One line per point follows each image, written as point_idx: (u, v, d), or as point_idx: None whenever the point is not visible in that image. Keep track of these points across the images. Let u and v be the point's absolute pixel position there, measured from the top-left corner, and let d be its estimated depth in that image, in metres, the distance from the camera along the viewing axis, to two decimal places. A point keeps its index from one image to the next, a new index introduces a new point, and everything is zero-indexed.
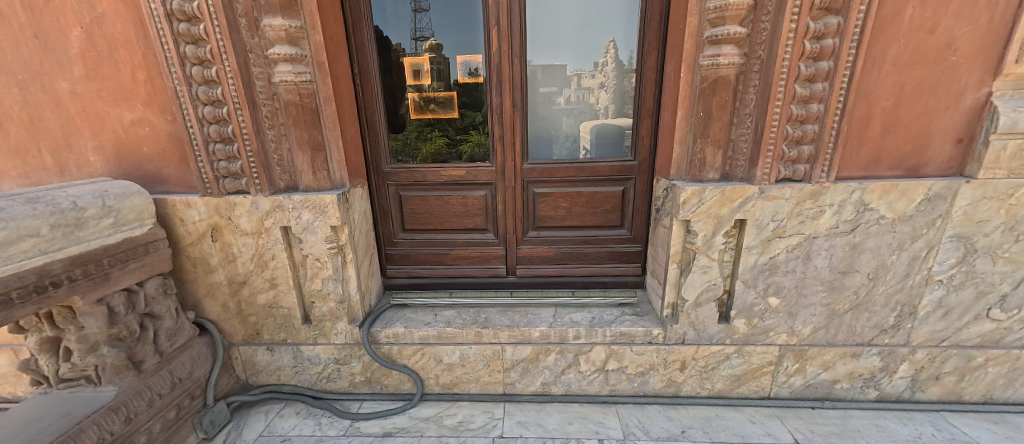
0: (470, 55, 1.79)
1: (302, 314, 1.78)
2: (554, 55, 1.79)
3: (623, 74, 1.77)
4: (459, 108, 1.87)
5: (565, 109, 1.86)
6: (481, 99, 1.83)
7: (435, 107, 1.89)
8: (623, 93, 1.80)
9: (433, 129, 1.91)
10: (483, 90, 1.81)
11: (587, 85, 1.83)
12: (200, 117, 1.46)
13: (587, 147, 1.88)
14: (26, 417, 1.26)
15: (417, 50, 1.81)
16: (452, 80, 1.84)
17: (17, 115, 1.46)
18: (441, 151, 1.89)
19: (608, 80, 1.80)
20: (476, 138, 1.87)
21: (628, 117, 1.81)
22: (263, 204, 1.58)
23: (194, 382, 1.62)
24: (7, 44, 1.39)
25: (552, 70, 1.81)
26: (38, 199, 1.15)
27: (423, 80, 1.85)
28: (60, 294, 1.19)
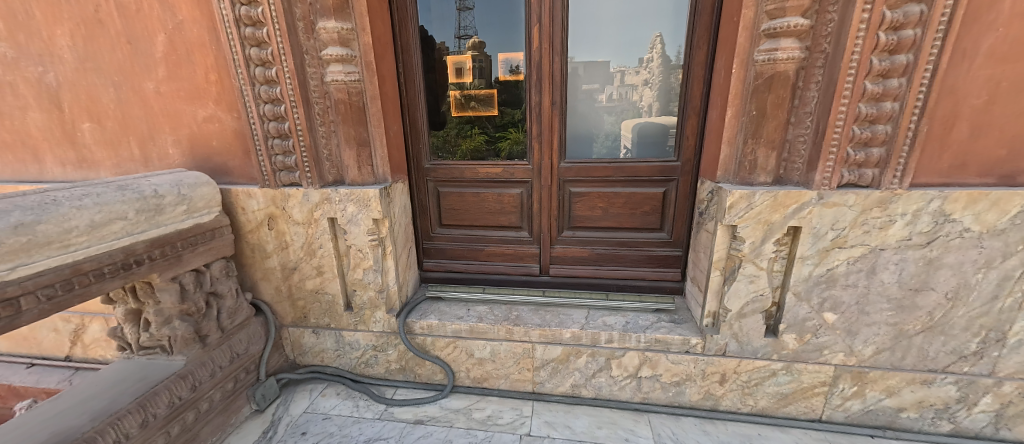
0: (511, 53, 1.79)
1: (345, 301, 1.88)
2: (598, 51, 1.75)
3: (669, 70, 1.71)
4: (499, 105, 1.89)
5: (606, 106, 1.81)
6: (521, 96, 1.83)
7: (475, 104, 1.92)
8: (668, 90, 1.73)
9: (473, 127, 1.94)
10: (524, 88, 1.81)
11: (631, 81, 1.77)
12: (261, 114, 1.58)
13: (628, 147, 1.82)
14: (112, 378, 1.44)
15: (459, 49, 1.84)
16: (493, 78, 1.86)
17: (113, 113, 1.65)
18: (479, 148, 1.92)
19: (653, 77, 1.74)
20: (515, 135, 1.88)
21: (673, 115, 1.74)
22: (313, 196, 1.68)
23: (249, 358, 1.77)
24: (105, 49, 1.58)
25: (596, 66, 1.76)
26: (127, 186, 1.29)
27: (465, 78, 1.88)
28: (142, 271, 1.34)
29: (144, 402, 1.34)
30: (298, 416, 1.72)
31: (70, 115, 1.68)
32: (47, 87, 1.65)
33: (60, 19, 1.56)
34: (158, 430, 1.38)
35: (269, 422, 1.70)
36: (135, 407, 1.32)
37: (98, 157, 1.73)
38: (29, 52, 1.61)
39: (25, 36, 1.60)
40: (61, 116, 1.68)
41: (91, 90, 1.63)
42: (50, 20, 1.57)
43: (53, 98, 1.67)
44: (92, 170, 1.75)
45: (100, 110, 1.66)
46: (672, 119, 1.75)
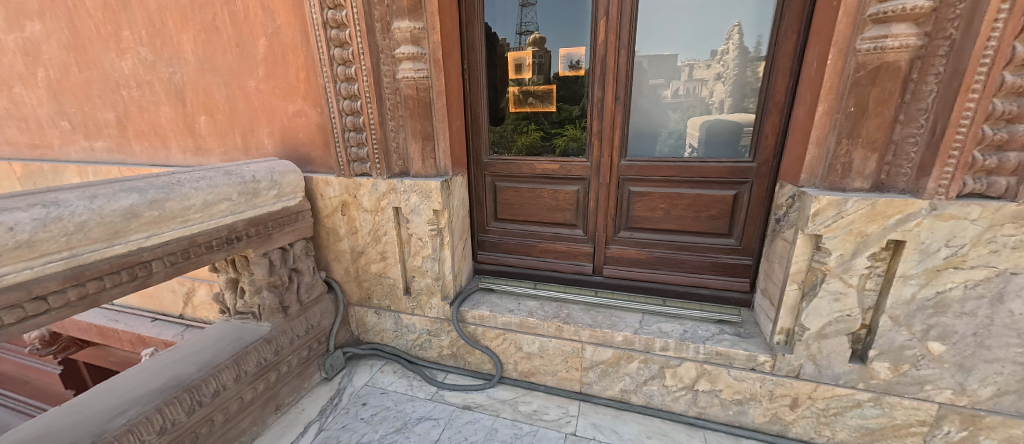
0: (573, 48, 1.76)
1: (404, 286, 1.99)
2: (666, 44, 1.64)
3: (746, 63, 1.57)
4: (557, 101, 1.85)
5: (672, 103, 1.70)
6: (582, 92, 1.78)
7: (533, 100, 1.90)
8: (743, 84, 1.59)
9: (529, 123, 1.93)
10: (584, 83, 1.77)
11: (701, 76, 1.65)
12: (341, 109, 1.72)
13: (695, 145, 1.70)
14: (215, 336, 1.68)
15: (520, 45, 1.83)
16: (552, 74, 1.83)
17: (223, 107, 1.91)
18: (535, 144, 1.92)
19: (727, 71, 1.60)
20: (572, 132, 1.84)
21: (747, 111, 1.61)
22: (381, 186, 1.80)
23: (320, 331, 1.95)
24: (219, 52, 1.82)
25: (661, 60, 1.66)
26: (232, 171, 1.49)
27: (525, 74, 1.87)
28: (241, 246, 1.54)
29: (239, 359, 1.55)
30: (360, 389, 1.87)
31: (191, 109, 1.96)
32: (175, 85, 1.94)
33: (186, 27, 1.83)
34: (248, 385, 1.58)
35: (335, 390, 1.87)
36: (231, 362, 1.52)
37: (210, 145, 2.00)
38: (163, 56, 1.91)
39: (161, 42, 1.89)
40: (184, 110, 1.98)
41: (208, 88, 1.90)
42: (179, 28, 1.84)
43: (179, 95, 1.96)
44: (205, 157, 2.04)
45: (213, 105, 1.92)
46: (747, 116, 1.61)
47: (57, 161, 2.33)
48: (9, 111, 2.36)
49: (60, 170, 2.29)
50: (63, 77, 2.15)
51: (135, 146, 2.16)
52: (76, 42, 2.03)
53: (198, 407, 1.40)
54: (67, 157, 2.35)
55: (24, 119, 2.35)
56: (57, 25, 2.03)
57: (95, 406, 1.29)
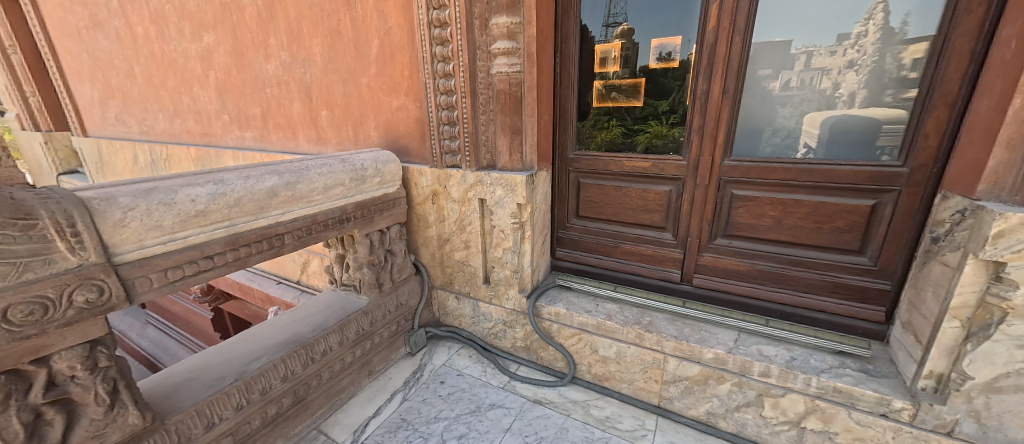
0: (666, 38, 1.62)
1: (484, 275, 2.07)
2: (781, 29, 1.42)
3: (889, 47, 1.29)
4: (643, 96, 1.74)
5: (781, 96, 1.48)
6: (671, 86, 1.66)
7: (616, 94, 1.79)
8: (880, 74, 1.32)
9: (609, 119, 1.84)
10: (674, 77, 1.64)
11: (820, 65, 1.41)
12: (437, 104, 1.82)
13: (811, 146, 1.46)
14: (324, 303, 1.93)
15: (606, 37, 1.74)
16: (639, 66, 1.71)
17: (340, 103, 2.16)
18: (616, 141, 1.83)
19: (861, 58, 1.34)
20: (656, 129, 1.73)
21: (884, 106, 1.33)
22: (469, 177, 1.88)
23: (407, 309, 2.12)
24: (340, 53, 2.05)
25: (771, 47, 1.45)
26: (346, 160, 1.68)
27: (609, 67, 1.77)
28: (349, 226, 1.73)
29: (343, 325, 1.76)
30: (439, 367, 1.99)
31: (316, 104, 2.25)
32: (305, 84, 2.25)
33: (316, 32, 2.09)
34: (348, 350, 1.79)
35: (418, 365, 2.02)
36: (337, 327, 1.73)
37: (328, 136, 2.28)
38: (297, 58, 2.22)
39: (296, 47, 2.20)
40: (311, 105, 2.28)
41: (329, 86, 2.16)
42: (310, 34, 2.11)
43: (307, 92, 2.26)
44: (324, 146, 2.33)
45: (333, 100, 2.18)
46: (882, 112, 1.34)
47: (219, 147, 2.86)
48: (190, 106, 2.96)
49: (221, 154, 2.81)
50: (226, 79, 2.63)
51: (273, 136, 2.55)
52: (236, 49, 2.46)
53: (311, 362, 1.63)
54: (226, 144, 2.87)
55: (200, 113, 2.92)
56: (224, 36, 2.48)
57: (238, 351, 1.57)
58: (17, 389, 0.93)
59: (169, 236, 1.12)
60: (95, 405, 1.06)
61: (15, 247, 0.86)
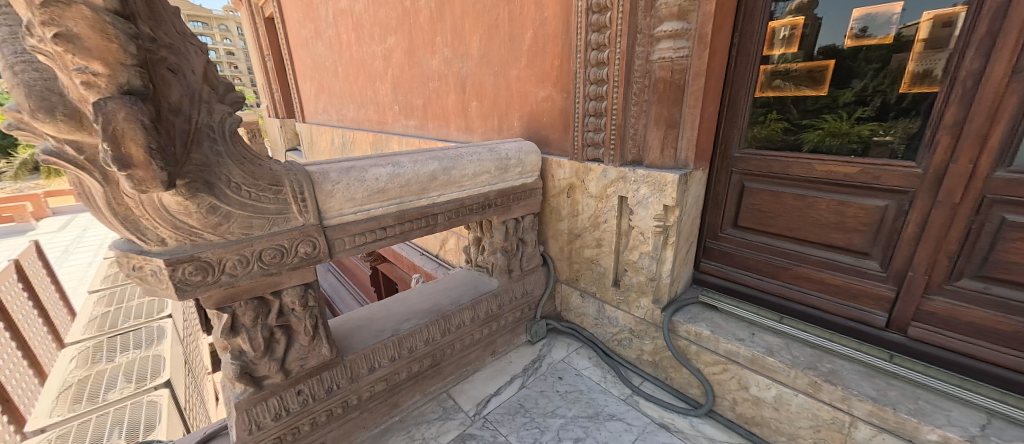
0: (867, 9, 1.27)
1: (613, 277, 1.95)
2: None
3: None
4: (818, 85, 1.42)
5: None
6: (863, 71, 1.31)
7: (780, 82, 1.51)
8: None
9: (766, 112, 1.56)
10: (871, 59, 1.29)
11: None
12: (585, 94, 1.75)
13: None
14: (460, 280, 2.11)
15: (775, 13, 1.46)
16: (819, 47, 1.39)
17: (490, 94, 2.28)
18: (774, 138, 1.56)
19: None
20: (832, 125, 1.41)
21: None
22: (611, 173, 1.77)
23: (532, 299, 2.15)
24: (494, 46, 2.15)
25: None
26: (494, 149, 1.75)
27: (774, 50, 1.49)
28: (490, 212, 1.82)
29: (475, 303, 1.88)
30: (557, 362, 1.98)
31: (468, 96, 2.43)
32: (461, 77, 2.44)
33: (476, 28, 2.23)
34: (478, 327, 1.91)
35: (536, 355, 2.04)
36: (470, 305, 1.86)
37: (476, 126, 2.44)
38: (457, 54, 2.41)
39: (457, 43, 2.39)
40: (464, 97, 2.47)
41: (482, 78, 2.29)
42: (471, 30, 2.27)
43: (462, 84, 2.45)
44: (471, 135, 2.51)
45: (483, 92, 2.32)
46: None
47: (388, 133, 3.36)
48: (372, 98, 3.55)
49: (389, 139, 3.30)
50: (400, 74, 3.05)
51: (430, 125, 2.86)
52: (410, 47, 2.81)
53: (447, 332, 1.79)
54: (394, 130, 3.36)
55: (378, 104, 3.48)
56: (402, 37, 2.87)
57: (392, 310, 1.82)
58: (262, 313, 1.24)
59: (356, 207, 1.34)
60: (303, 334, 1.34)
61: (270, 206, 1.15)
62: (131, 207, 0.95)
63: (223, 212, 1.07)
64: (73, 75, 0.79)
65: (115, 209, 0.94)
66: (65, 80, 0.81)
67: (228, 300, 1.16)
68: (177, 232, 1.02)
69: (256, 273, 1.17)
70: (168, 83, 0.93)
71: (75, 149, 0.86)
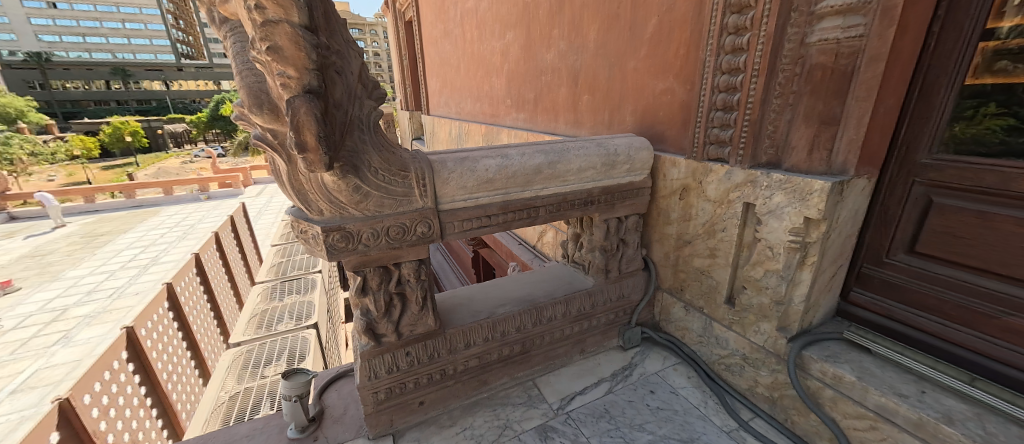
0: None
1: (727, 293, 1.74)
2: None
3: None
4: None
5: None
6: None
7: (1008, 64, 1.11)
8: None
9: (979, 105, 1.17)
10: None
11: None
12: (713, 86, 1.56)
13: None
14: (556, 274, 2.13)
15: None
16: None
17: (603, 87, 2.20)
18: (987, 141, 1.16)
19: None
20: None
21: None
22: (737, 175, 1.56)
23: (628, 304, 2.06)
24: (613, 36, 2.06)
25: None
26: (603, 144, 1.69)
27: (1006, 18, 1.09)
28: (592, 209, 1.78)
29: (568, 299, 1.88)
30: (650, 374, 1.85)
31: (580, 89, 2.39)
32: (574, 70, 2.41)
33: (595, 19, 2.17)
34: (569, 323, 1.90)
35: (627, 362, 1.95)
36: (563, 300, 1.86)
37: (585, 120, 2.39)
38: (573, 46, 2.38)
39: (574, 35, 2.36)
40: (575, 90, 2.44)
41: (596, 70, 2.23)
42: (589, 21, 2.21)
43: (574, 77, 2.42)
44: (579, 129, 2.47)
45: (596, 85, 2.25)
46: None
47: (499, 125, 3.52)
48: (487, 92, 3.76)
49: (499, 131, 3.46)
50: (515, 69, 3.16)
51: (540, 118, 2.90)
52: (527, 42, 2.88)
53: (538, 323, 1.82)
54: (504, 123, 3.50)
55: (492, 98, 3.66)
56: (520, 32, 2.95)
57: (489, 294, 1.93)
58: (385, 279, 1.43)
59: (467, 195, 1.44)
60: (415, 303, 1.51)
61: (399, 189, 1.32)
62: (303, 182, 1.18)
63: (364, 192, 1.26)
64: (275, 77, 1.00)
65: (293, 183, 1.17)
66: (269, 82, 1.05)
67: (361, 265, 1.36)
68: (331, 205, 1.24)
69: (384, 246, 1.35)
70: (334, 82, 1.12)
71: (271, 135, 1.11)
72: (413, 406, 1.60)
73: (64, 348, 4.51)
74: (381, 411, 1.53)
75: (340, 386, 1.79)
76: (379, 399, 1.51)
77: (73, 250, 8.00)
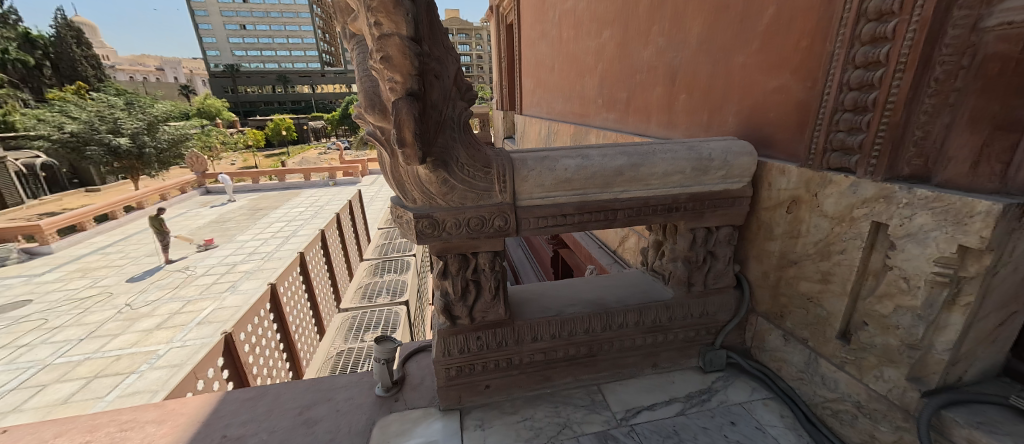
0: None
1: (841, 328, 1.47)
2: None
3: None
4: None
5: None
6: None
7: None
8: None
9: None
10: None
11: None
12: (843, 83, 1.28)
13: None
14: (633, 280, 2.07)
15: None
16: None
17: (704, 85, 2.00)
18: None
19: None
20: None
21: None
22: (866, 190, 1.27)
23: (713, 323, 1.89)
24: (719, 29, 1.85)
25: None
26: (694, 147, 1.57)
27: None
28: (676, 216, 1.67)
29: (643, 308, 1.80)
30: (732, 403, 1.67)
31: (678, 88, 2.22)
32: (673, 67, 2.24)
33: (700, 12, 1.98)
34: (642, 333, 1.82)
35: (706, 386, 1.79)
36: (637, 308, 1.80)
37: (680, 121, 2.22)
38: (673, 42, 2.22)
39: (675, 31, 2.19)
40: (672, 89, 2.27)
41: (697, 67, 2.03)
42: (694, 14, 2.03)
43: (672, 75, 2.26)
44: (672, 130, 2.30)
45: (696, 83, 2.06)
46: None
47: (588, 126, 3.47)
48: (579, 92, 3.73)
49: (588, 131, 3.41)
50: (609, 67, 3.07)
51: (631, 118, 2.79)
52: (624, 40, 2.78)
53: (608, 329, 1.78)
54: (594, 123, 3.44)
55: (584, 98, 3.62)
56: (618, 30, 2.86)
57: (560, 293, 1.95)
58: (463, 266, 1.56)
59: (544, 193, 1.48)
60: (488, 292, 1.61)
61: (480, 184, 1.41)
62: (402, 174, 1.36)
63: (450, 185, 1.38)
64: (386, 82, 1.17)
65: (394, 174, 1.36)
66: (381, 87, 1.22)
67: (443, 251, 1.50)
68: (423, 195, 1.39)
69: (464, 235, 1.47)
70: (432, 86, 1.26)
71: (380, 132, 1.30)
72: (479, 387, 1.70)
73: (231, 294, 5.80)
74: (451, 386, 1.66)
75: (419, 359, 2.00)
76: (450, 375, 1.64)
77: (243, 219, 10.21)
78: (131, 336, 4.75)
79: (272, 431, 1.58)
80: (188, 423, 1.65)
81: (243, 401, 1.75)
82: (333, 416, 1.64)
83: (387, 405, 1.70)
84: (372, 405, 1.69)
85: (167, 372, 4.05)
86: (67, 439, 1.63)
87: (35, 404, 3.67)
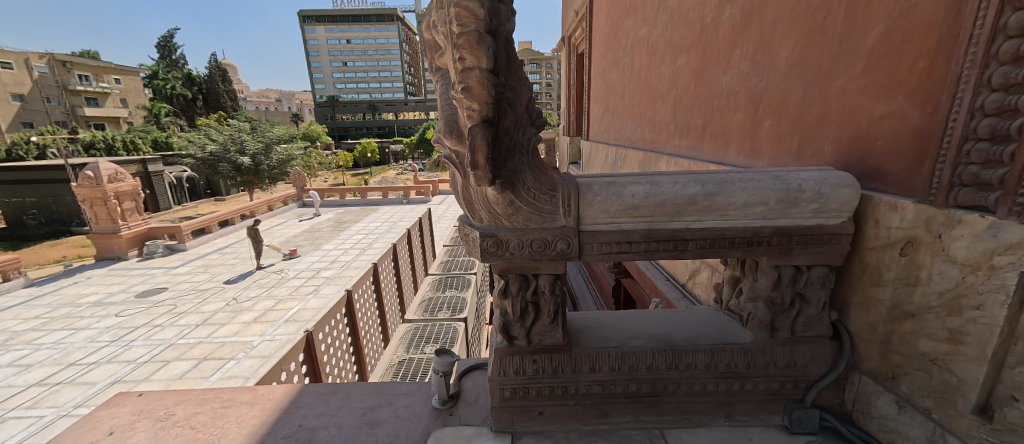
0: None
1: (979, 401, 1.19)
2: None
3: None
4: None
5: None
6: None
7: None
8: None
9: None
10: None
11: None
12: (976, 108, 1.10)
13: None
14: (703, 318, 1.92)
15: None
16: None
17: (794, 111, 1.84)
18: None
19: None
20: None
21: None
22: (1012, 234, 1.05)
23: (804, 376, 1.66)
24: (815, 50, 1.69)
25: None
26: (781, 177, 1.44)
27: None
28: (758, 250, 1.53)
29: (715, 350, 1.66)
30: None
31: (762, 114, 2.06)
32: (758, 91, 2.09)
33: (792, 33, 1.84)
34: (712, 377, 1.66)
35: None
36: (707, 349, 1.66)
37: (765, 149, 2.04)
38: (758, 67, 2.09)
39: (761, 55, 2.06)
40: (756, 115, 2.11)
41: (786, 91, 1.88)
42: (784, 36, 1.89)
43: (756, 99, 2.11)
44: (756, 159, 2.11)
45: (785, 109, 1.89)
46: None
47: (658, 153, 3.36)
48: (650, 118, 3.64)
49: (657, 158, 3.32)
50: (684, 93, 2.98)
51: (707, 145, 2.64)
52: (702, 65, 2.69)
53: (674, 367, 1.66)
54: (664, 150, 3.33)
55: (655, 124, 3.52)
56: (695, 55, 2.77)
57: (622, 324, 1.87)
58: (523, 287, 1.57)
59: (609, 219, 1.46)
60: (546, 315, 1.60)
61: (545, 206, 1.44)
62: (471, 194, 1.43)
63: (515, 206, 1.43)
64: (465, 111, 1.25)
65: (464, 194, 1.44)
66: (460, 114, 1.31)
67: (505, 270, 1.53)
68: (489, 215, 1.45)
69: (527, 256, 1.48)
70: (506, 113, 1.33)
71: (456, 155, 1.40)
72: (533, 413, 1.66)
73: (314, 297, 6.44)
74: (505, 407, 1.65)
75: (475, 376, 2.02)
76: (504, 396, 1.63)
77: (329, 231, 11.39)
78: (234, 326, 5.47)
79: (339, 426, 1.70)
80: (273, 408, 1.85)
81: (318, 394, 1.91)
82: (393, 421, 1.72)
83: (442, 418, 1.74)
84: (428, 415, 1.75)
85: (258, 361, 4.58)
86: (182, 408, 1.91)
87: (160, 377, 4.37)
